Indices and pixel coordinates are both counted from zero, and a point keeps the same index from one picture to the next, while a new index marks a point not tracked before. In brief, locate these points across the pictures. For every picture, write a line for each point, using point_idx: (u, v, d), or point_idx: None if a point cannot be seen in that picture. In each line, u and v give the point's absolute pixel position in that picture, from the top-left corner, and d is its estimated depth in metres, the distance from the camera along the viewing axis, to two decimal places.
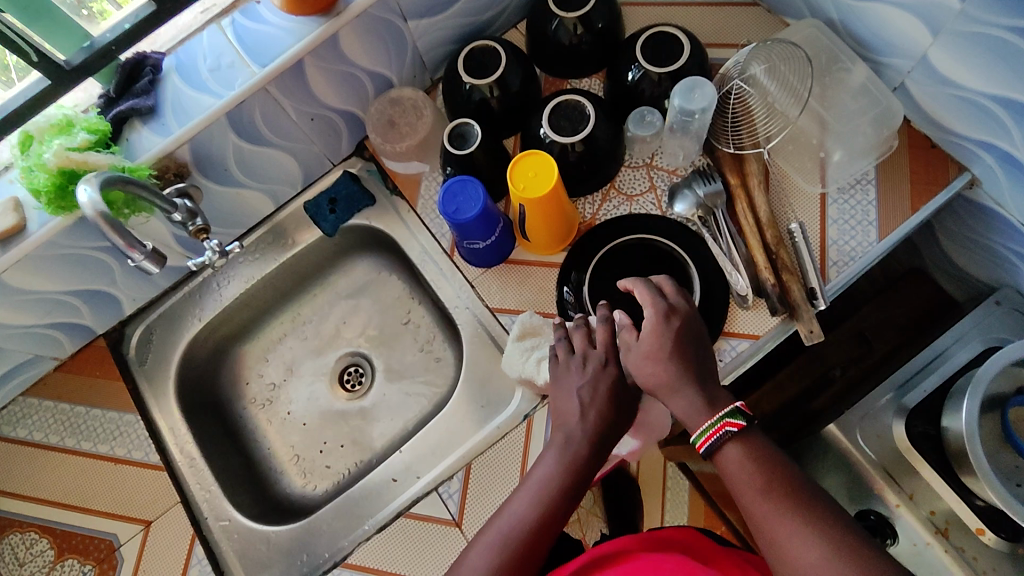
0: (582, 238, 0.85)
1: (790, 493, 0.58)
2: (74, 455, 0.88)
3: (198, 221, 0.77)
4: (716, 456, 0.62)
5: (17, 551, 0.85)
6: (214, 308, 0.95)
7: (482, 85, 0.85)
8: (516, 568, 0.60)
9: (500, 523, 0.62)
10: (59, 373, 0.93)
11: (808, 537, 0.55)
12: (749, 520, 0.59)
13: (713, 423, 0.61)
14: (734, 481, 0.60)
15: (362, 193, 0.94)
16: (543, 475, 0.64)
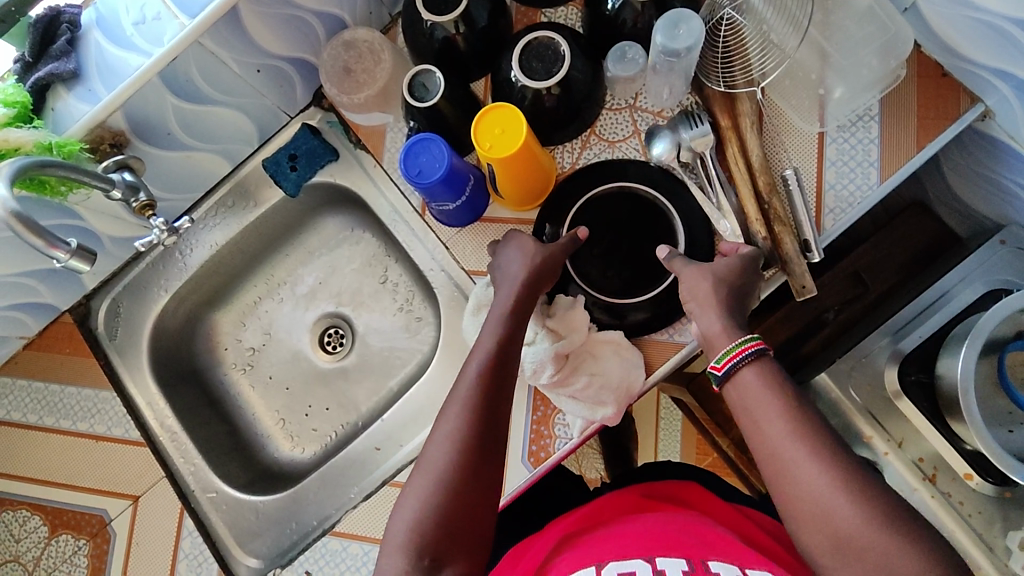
0: (559, 185, 0.79)
1: (804, 418, 0.57)
2: (55, 433, 0.88)
3: (141, 196, 0.75)
4: (732, 379, 0.61)
5: (12, 528, 0.86)
6: (179, 278, 0.90)
7: (445, 22, 0.76)
8: (482, 412, 0.62)
9: (457, 385, 0.64)
10: (29, 351, 0.90)
11: (817, 463, 0.55)
12: (757, 443, 0.58)
13: (742, 344, 0.61)
14: (748, 401, 0.59)
15: (323, 147, 0.87)
16: (483, 336, 0.66)
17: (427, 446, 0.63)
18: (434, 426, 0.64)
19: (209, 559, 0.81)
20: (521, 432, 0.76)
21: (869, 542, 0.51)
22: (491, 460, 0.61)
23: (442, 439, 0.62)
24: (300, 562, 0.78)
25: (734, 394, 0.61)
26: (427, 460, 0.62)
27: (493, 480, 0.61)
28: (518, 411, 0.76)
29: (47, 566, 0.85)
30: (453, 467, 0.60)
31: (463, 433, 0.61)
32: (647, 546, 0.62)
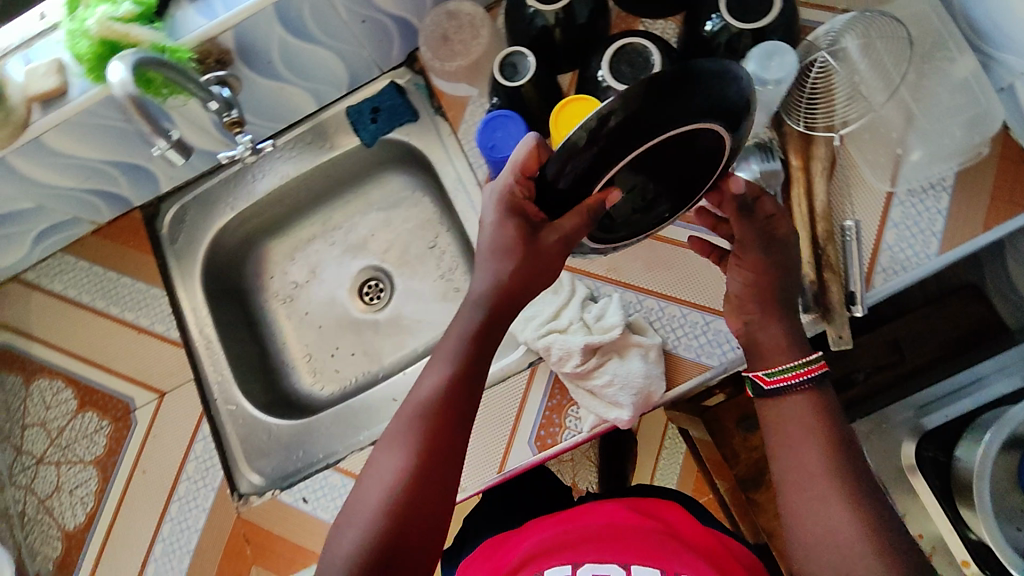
0: (631, 107, 0.53)
1: (842, 457, 0.58)
2: (103, 317, 0.93)
3: (233, 113, 0.78)
4: (780, 397, 0.62)
5: (45, 395, 0.92)
6: (246, 199, 0.96)
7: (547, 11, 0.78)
8: (436, 437, 0.60)
9: (406, 407, 0.62)
10: (96, 238, 0.96)
11: (843, 497, 0.56)
12: (786, 462, 0.60)
13: (801, 365, 0.62)
14: (791, 429, 0.60)
15: (405, 107, 0.91)
16: (445, 353, 0.64)
17: (368, 472, 0.61)
18: (378, 448, 0.62)
19: (215, 464, 0.84)
20: (532, 417, 0.78)
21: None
22: (439, 481, 0.59)
23: (388, 460, 0.60)
24: (298, 488, 0.80)
25: (775, 411, 0.62)
26: (369, 482, 0.59)
27: (442, 504, 0.59)
28: (534, 394, 0.78)
29: (68, 438, 0.89)
30: (399, 486, 0.58)
31: (410, 455, 0.59)
32: (621, 551, 0.68)
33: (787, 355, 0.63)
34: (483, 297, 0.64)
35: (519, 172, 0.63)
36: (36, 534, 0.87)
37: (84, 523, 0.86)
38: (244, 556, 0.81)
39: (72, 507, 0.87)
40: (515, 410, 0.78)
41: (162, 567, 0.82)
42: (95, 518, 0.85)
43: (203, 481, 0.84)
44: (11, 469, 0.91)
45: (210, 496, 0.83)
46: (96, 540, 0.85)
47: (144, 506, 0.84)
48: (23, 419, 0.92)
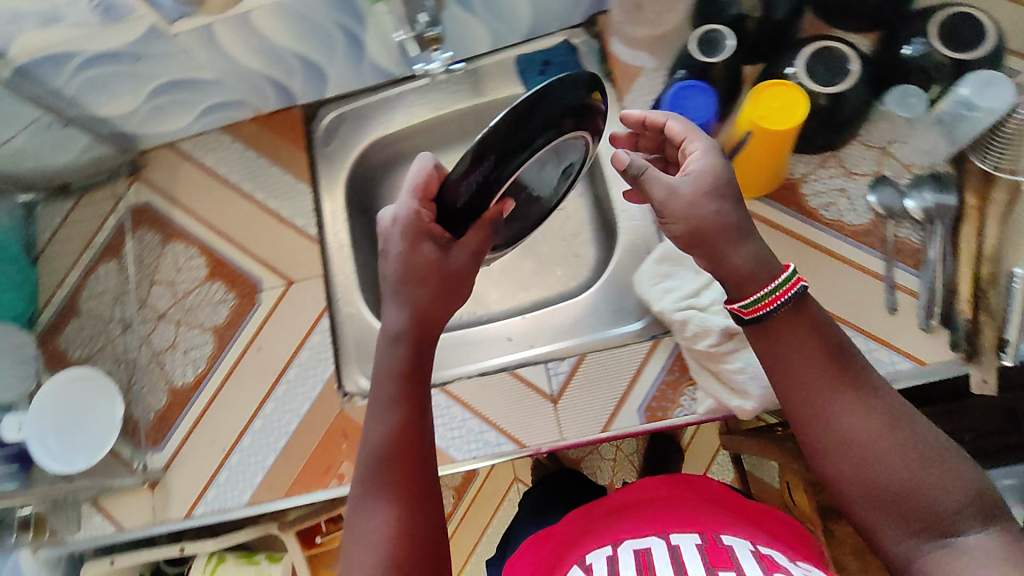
0: (511, 121, 0.63)
1: (843, 365, 0.55)
2: (246, 199, 0.96)
3: (435, 32, 0.84)
4: (759, 326, 0.56)
5: (177, 258, 0.95)
6: (398, 123, 0.97)
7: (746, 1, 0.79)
8: (408, 474, 0.58)
9: (363, 461, 0.59)
10: (252, 124, 0.99)
11: (853, 409, 0.54)
12: (801, 398, 0.56)
13: (777, 286, 0.55)
14: (783, 353, 0.57)
15: (576, 67, 0.91)
16: (386, 399, 0.61)
17: (352, 535, 0.57)
18: (357, 505, 0.58)
19: (328, 358, 0.88)
20: (647, 387, 0.78)
21: (929, 503, 0.50)
22: (423, 501, 0.58)
23: (376, 515, 0.57)
24: None
25: (766, 341, 0.57)
26: (361, 544, 0.56)
27: (429, 519, 0.58)
28: (653, 365, 0.79)
29: (192, 303, 0.93)
30: (398, 531, 0.56)
31: (397, 501, 0.57)
32: (663, 524, 0.64)
33: (774, 270, 0.56)
34: (404, 332, 0.64)
35: (420, 195, 0.67)
36: (142, 384, 0.91)
37: (193, 384, 0.90)
38: (339, 450, 0.84)
39: (185, 366, 0.91)
40: (630, 376, 0.79)
41: (260, 440, 0.86)
42: (204, 381, 0.90)
43: (314, 371, 0.88)
44: (131, 319, 0.94)
45: (317, 386, 0.87)
46: (202, 401, 0.89)
47: (255, 380, 0.89)
48: (153, 275, 0.95)
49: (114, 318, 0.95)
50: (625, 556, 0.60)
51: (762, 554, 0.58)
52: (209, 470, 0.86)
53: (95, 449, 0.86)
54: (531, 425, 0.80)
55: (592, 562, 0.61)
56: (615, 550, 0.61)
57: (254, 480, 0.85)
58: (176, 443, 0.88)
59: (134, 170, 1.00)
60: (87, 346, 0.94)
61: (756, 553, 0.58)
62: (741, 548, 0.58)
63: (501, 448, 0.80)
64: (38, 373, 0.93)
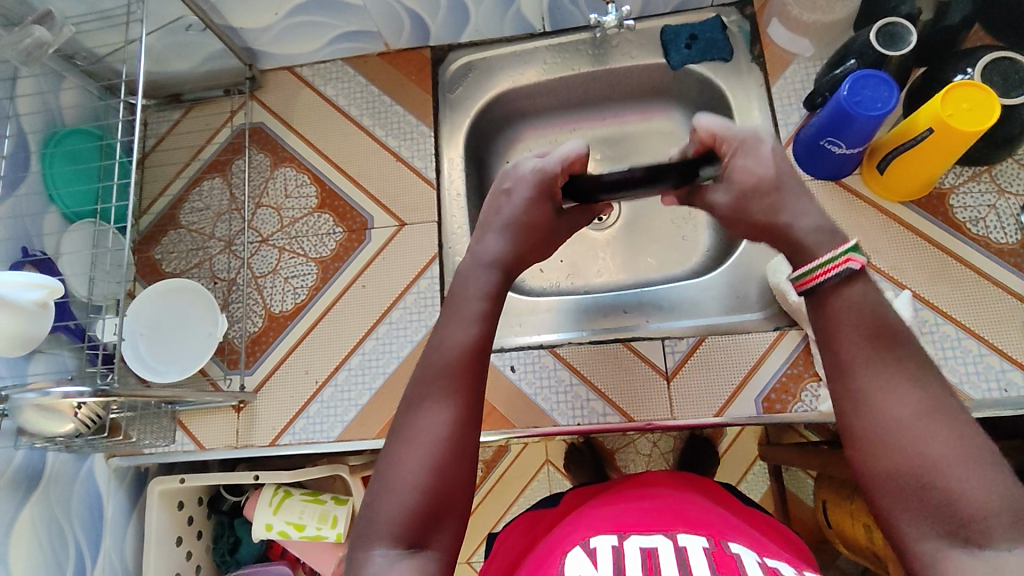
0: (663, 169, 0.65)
1: (889, 337, 0.46)
2: (365, 134, 0.93)
3: None
4: (814, 300, 0.49)
5: (287, 184, 0.93)
6: (526, 78, 0.95)
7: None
8: (463, 396, 0.51)
9: (434, 358, 0.53)
10: (379, 59, 0.97)
11: (904, 391, 0.44)
12: (839, 378, 0.47)
13: (830, 259, 0.48)
14: (832, 323, 0.48)
15: (724, 45, 0.88)
16: (458, 315, 0.55)
17: (398, 436, 0.51)
18: (409, 407, 0.51)
19: (434, 305, 0.86)
20: (767, 378, 0.77)
21: (953, 504, 0.40)
22: (477, 427, 0.51)
23: (431, 416, 0.50)
24: (510, 356, 0.82)
25: (813, 312, 0.49)
26: (405, 442, 0.50)
27: (474, 443, 0.50)
28: (776, 357, 0.77)
29: (298, 230, 0.91)
30: (444, 437, 0.49)
31: (449, 415, 0.50)
32: (667, 525, 0.58)
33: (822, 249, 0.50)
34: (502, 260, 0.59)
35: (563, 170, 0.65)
36: (240, 306, 0.89)
37: (291, 312, 0.88)
38: None
39: (284, 293, 0.89)
40: (751, 364, 0.77)
41: (355, 378, 0.85)
42: (303, 310, 0.88)
43: (418, 316, 0.86)
44: (233, 239, 0.92)
45: (420, 331, 0.85)
46: (299, 330, 0.87)
47: (356, 317, 0.87)
48: (259, 198, 0.93)
49: (214, 236, 0.92)
50: (631, 551, 0.53)
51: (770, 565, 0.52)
52: (299, 401, 0.85)
53: (195, 357, 0.84)
54: (641, 399, 0.79)
55: (596, 547, 0.54)
56: (619, 542, 0.55)
57: (346, 417, 0.83)
58: (267, 368, 0.86)
59: (250, 89, 0.97)
60: (184, 260, 0.92)
61: (766, 565, 0.52)
62: (748, 558, 0.53)
63: (606, 419, 0.79)
64: (134, 280, 0.92)
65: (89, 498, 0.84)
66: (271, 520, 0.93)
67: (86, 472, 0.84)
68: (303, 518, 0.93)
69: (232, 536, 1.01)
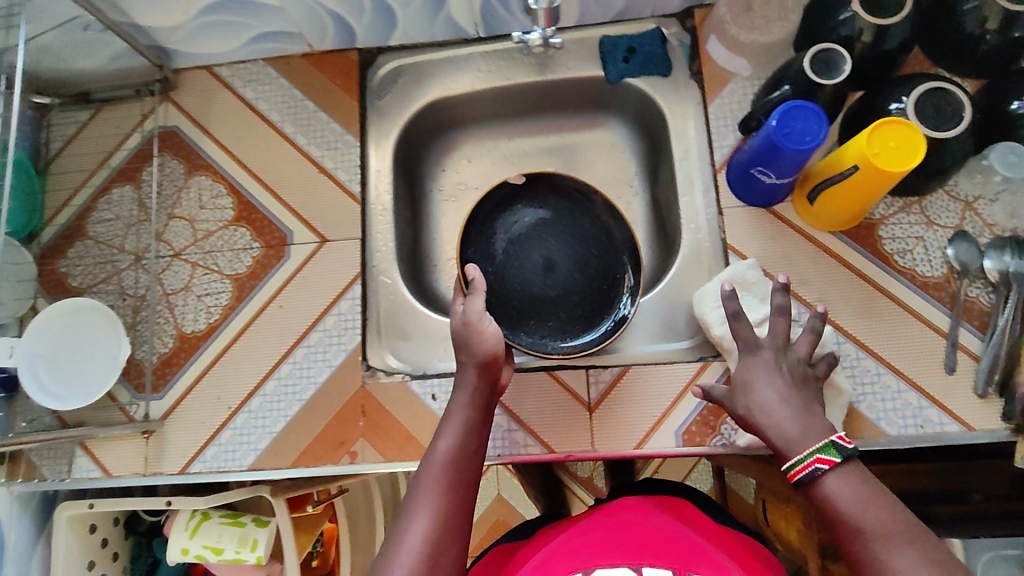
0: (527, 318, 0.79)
1: (903, 528, 0.52)
2: (286, 142, 0.88)
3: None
4: (811, 488, 0.57)
5: (201, 194, 0.88)
6: (458, 86, 0.90)
7: (860, 21, 0.71)
8: (454, 503, 0.58)
9: (429, 469, 0.60)
10: (302, 61, 0.91)
11: (905, 551, 0.50)
12: (855, 561, 0.53)
13: (802, 459, 0.57)
14: (831, 507, 0.55)
15: (662, 59, 0.84)
16: (448, 429, 0.63)
17: (385, 545, 0.56)
18: (399, 516, 0.58)
19: (355, 328, 0.82)
20: (690, 408, 0.75)
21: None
22: (461, 530, 0.57)
23: (419, 522, 0.56)
24: (431, 384, 0.80)
25: (818, 498, 0.56)
26: (391, 553, 0.55)
27: (454, 551, 0.56)
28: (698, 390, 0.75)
29: (213, 245, 0.86)
30: (428, 544, 0.55)
31: (433, 523, 0.56)
32: (632, 552, 0.56)
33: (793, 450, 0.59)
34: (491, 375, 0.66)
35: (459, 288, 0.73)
36: (149, 325, 0.84)
37: (204, 332, 0.83)
38: (355, 427, 0.79)
39: (197, 312, 0.84)
40: (674, 396, 0.75)
41: (270, 404, 0.80)
42: (216, 331, 0.83)
43: (338, 339, 0.82)
44: (143, 252, 0.87)
45: (340, 355, 0.81)
46: (212, 352, 0.82)
47: (272, 339, 0.82)
48: (172, 209, 0.88)
49: (124, 249, 0.87)
50: None
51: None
52: (211, 427, 0.80)
53: (99, 381, 0.79)
54: (562, 430, 0.77)
55: None
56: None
57: (259, 445, 0.79)
58: (178, 393, 0.82)
59: (163, 90, 0.91)
60: (91, 274, 0.87)
61: None
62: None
63: (527, 449, 0.76)
64: (36, 296, 0.86)
65: None
66: (187, 544, 0.89)
67: None
68: (221, 541, 0.90)
69: (150, 556, 0.97)
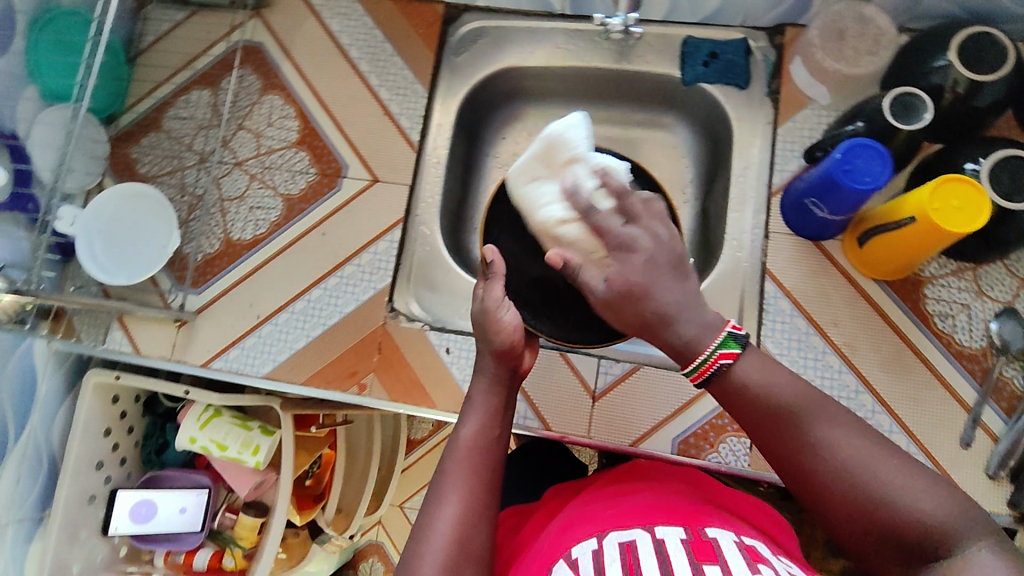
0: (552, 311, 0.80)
1: (813, 401, 0.54)
2: (359, 79, 0.91)
3: None
4: (716, 387, 0.57)
5: (271, 113, 0.91)
6: (534, 58, 0.91)
7: (955, 71, 0.69)
8: (482, 483, 0.60)
9: (454, 454, 0.62)
10: (390, 3, 0.93)
11: (844, 432, 0.52)
12: (794, 458, 0.53)
13: (707, 358, 0.56)
14: (749, 399, 0.55)
15: (742, 71, 0.83)
16: (470, 415, 0.65)
17: (416, 530, 0.58)
18: (427, 500, 0.59)
19: (386, 270, 0.85)
20: (693, 420, 0.76)
21: (909, 518, 0.48)
22: (488, 508, 0.59)
23: (449, 504, 0.58)
24: (447, 338, 0.83)
25: (731, 393, 0.56)
26: (423, 537, 0.56)
27: (483, 535, 0.57)
28: (702, 403, 0.76)
29: (272, 162, 0.90)
30: (459, 528, 0.57)
31: (462, 507, 0.58)
32: (646, 516, 0.58)
33: (699, 344, 0.57)
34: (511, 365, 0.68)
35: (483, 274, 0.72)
36: (199, 225, 0.88)
37: (249, 243, 0.87)
38: (368, 361, 0.83)
39: (246, 222, 0.88)
40: (676, 404, 0.77)
41: (295, 322, 0.84)
42: (260, 244, 0.87)
43: (369, 276, 0.85)
44: (208, 155, 0.91)
45: (368, 292, 0.85)
46: (252, 263, 0.87)
47: (308, 262, 0.86)
48: (242, 120, 0.92)
49: (192, 148, 0.92)
50: (611, 550, 0.54)
51: (748, 545, 0.54)
52: (237, 331, 0.85)
53: (145, 266, 0.84)
54: (562, 412, 0.78)
55: (578, 557, 0.54)
56: (600, 543, 0.55)
57: (278, 357, 0.84)
58: (214, 293, 0.86)
59: (256, 6, 0.95)
60: (159, 165, 0.91)
61: (742, 544, 0.54)
62: (726, 540, 0.54)
63: (526, 422, 0.78)
64: (104, 175, 0.91)
65: (22, 375, 0.86)
66: (195, 434, 0.96)
67: (23, 351, 0.87)
68: (227, 438, 0.96)
69: (161, 438, 1.05)
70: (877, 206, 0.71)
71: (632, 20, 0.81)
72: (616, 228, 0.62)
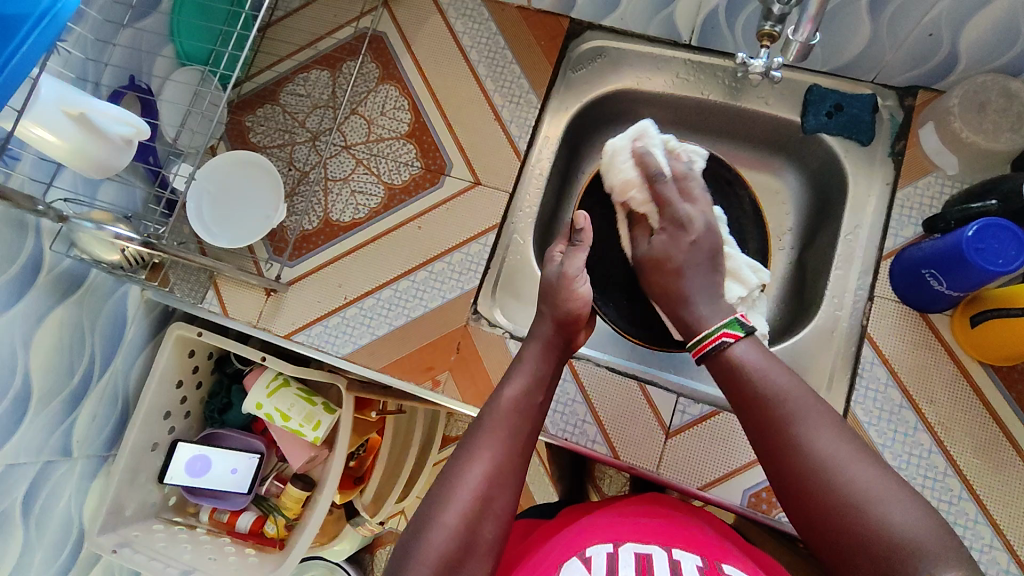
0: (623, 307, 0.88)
1: (806, 399, 0.53)
2: (475, 82, 0.92)
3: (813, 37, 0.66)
4: (715, 368, 0.58)
5: (385, 102, 0.93)
6: (651, 85, 0.91)
7: None
8: (515, 447, 0.59)
9: (493, 414, 0.60)
10: (515, 12, 0.93)
11: (828, 429, 0.51)
12: (772, 452, 0.53)
13: (711, 333, 0.59)
14: (737, 380, 0.56)
15: (867, 128, 0.82)
16: (516, 377, 0.64)
17: (442, 476, 0.56)
18: (453, 455, 0.58)
19: (475, 272, 0.86)
20: (766, 474, 0.74)
21: (874, 525, 0.46)
22: (513, 474, 0.57)
23: (477, 461, 0.56)
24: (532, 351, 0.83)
25: (726, 374, 0.57)
26: (451, 488, 0.55)
27: (509, 497, 0.56)
28: None
29: (380, 149, 0.92)
30: (486, 484, 0.55)
31: (492, 463, 0.56)
32: (663, 537, 0.57)
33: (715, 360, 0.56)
34: (553, 338, 0.68)
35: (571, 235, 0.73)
36: (304, 201, 0.91)
37: (347, 225, 0.89)
38: (446, 359, 0.84)
39: (347, 204, 0.90)
40: (751, 455, 0.75)
41: (380, 309, 0.86)
42: (357, 228, 0.89)
43: (458, 276, 0.86)
44: (320, 135, 0.93)
45: (454, 290, 0.86)
46: (347, 245, 0.88)
47: (401, 253, 0.87)
48: (357, 105, 0.94)
49: (305, 126, 0.94)
50: (625, 559, 0.52)
51: None
52: (323, 309, 0.87)
53: (248, 233, 0.87)
54: (633, 442, 0.78)
55: (592, 557, 0.52)
56: (614, 548, 0.54)
57: (359, 340, 0.85)
58: (307, 268, 0.88)
59: None
60: (271, 136, 0.94)
61: None
62: None
63: (594, 446, 0.78)
64: (219, 140, 0.94)
65: (114, 318, 0.90)
66: (262, 401, 0.98)
67: (120, 296, 0.90)
68: (291, 410, 0.98)
69: (225, 398, 1.07)
70: (993, 286, 0.69)
71: (776, 65, 0.72)
72: (677, 204, 0.70)
